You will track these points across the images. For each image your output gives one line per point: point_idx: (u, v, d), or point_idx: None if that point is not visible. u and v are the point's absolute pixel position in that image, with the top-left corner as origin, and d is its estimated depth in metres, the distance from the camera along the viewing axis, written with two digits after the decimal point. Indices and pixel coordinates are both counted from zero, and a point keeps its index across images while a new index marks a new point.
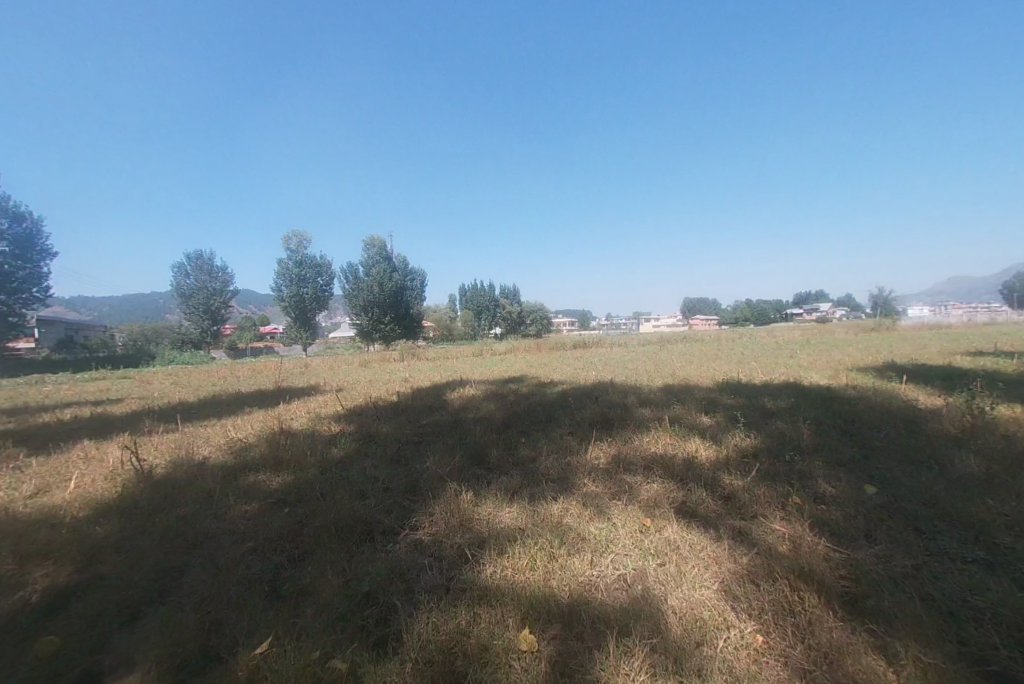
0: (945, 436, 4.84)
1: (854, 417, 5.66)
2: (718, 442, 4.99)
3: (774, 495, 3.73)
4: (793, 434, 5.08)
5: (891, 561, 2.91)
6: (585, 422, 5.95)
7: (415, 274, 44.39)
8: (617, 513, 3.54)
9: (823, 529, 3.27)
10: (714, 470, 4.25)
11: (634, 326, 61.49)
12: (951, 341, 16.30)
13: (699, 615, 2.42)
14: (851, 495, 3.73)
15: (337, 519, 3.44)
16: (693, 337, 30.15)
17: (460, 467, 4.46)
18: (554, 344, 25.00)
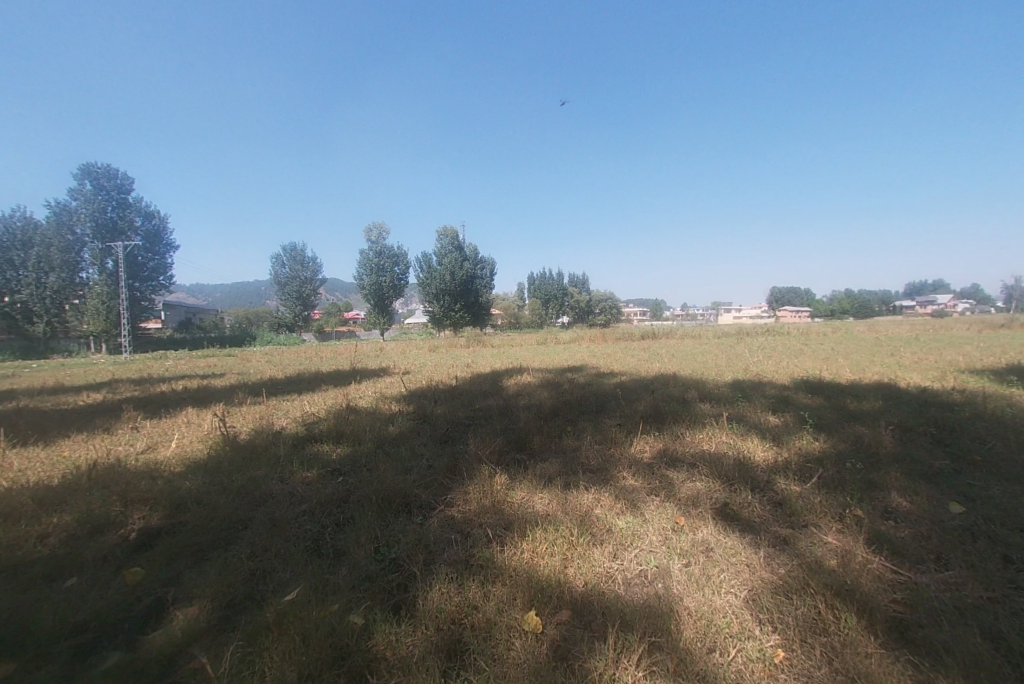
0: None
1: (956, 426, 4.90)
2: (780, 443, 4.61)
3: (833, 505, 3.38)
4: (872, 440, 4.53)
5: (963, 591, 2.55)
6: (635, 414, 5.78)
7: (486, 263, 45.31)
8: (650, 509, 3.43)
9: (884, 547, 2.93)
10: (767, 472, 3.94)
11: (712, 317, 57.82)
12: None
13: (716, 621, 2.32)
14: (930, 513, 3.28)
15: (379, 491, 3.72)
16: (776, 330, 27.79)
17: (501, 451, 4.58)
18: (622, 333, 24.25)
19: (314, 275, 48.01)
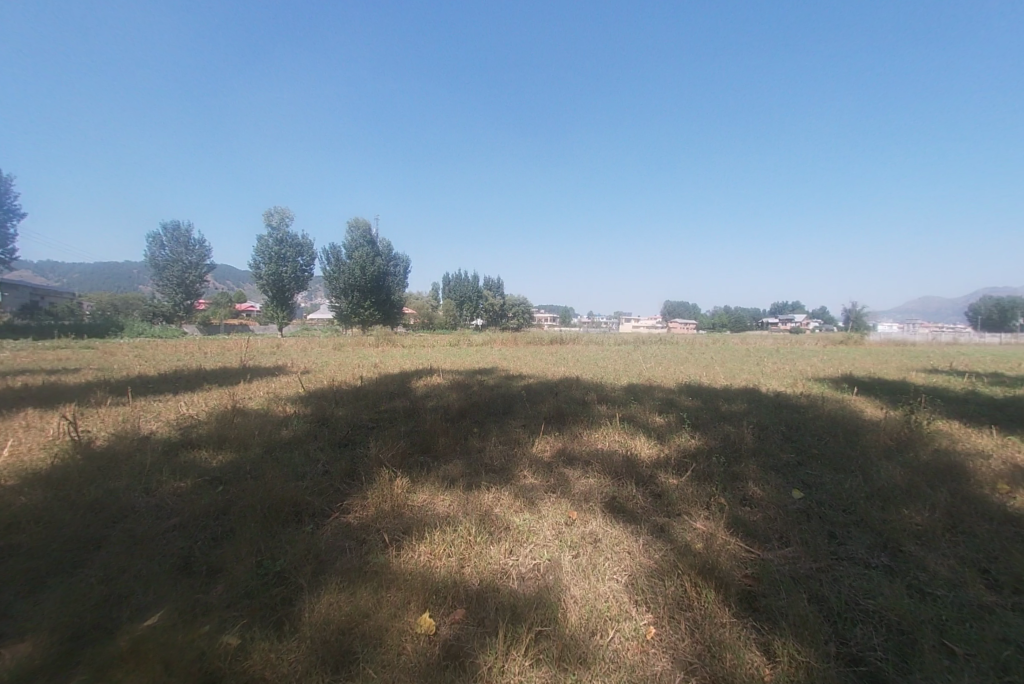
0: (879, 446, 5.00)
1: (799, 425, 5.83)
2: (663, 441, 5.11)
3: (702, 495, 3.83)
4: (736, 437, 5.21)
5: (797, 563, 3.04)
6: (539, 415, 6.01)
7: (399, 260, 43.99)
8: (546, 505, 3.60)
9: (739, 529, 3.39)
10: (651, 467, 4.35)
11: (614, 326, 62.16)
12: (911, 358, 16.89)
13: (599, 606, 2.51)
14: (776, 498, 3.86)
15: (266, 498, 3.44)
16: (666, 340, 30.72)
17: (404, 453, 4.48)
18: (532, 338, 25.01)
19: (201, 260, 42.72)
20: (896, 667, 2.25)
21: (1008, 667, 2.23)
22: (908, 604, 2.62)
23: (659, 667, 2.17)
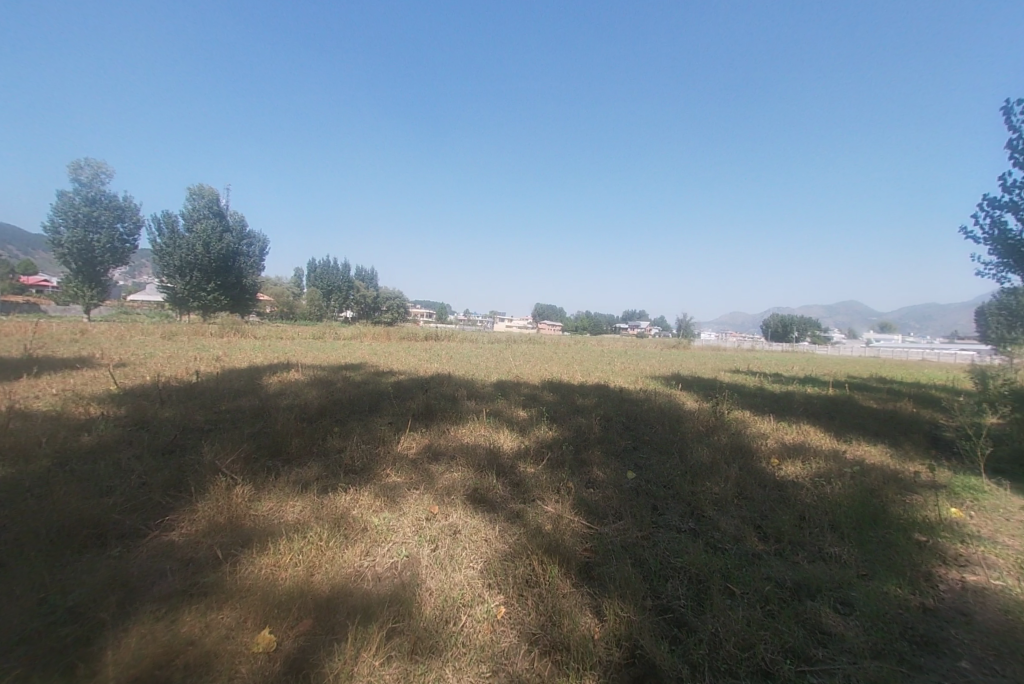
0: (694, 431, 6.07)
1: (637, 416, 6.76)
2: (524, 434, 5.46)
3: (555, 481, 4.21)
4: (587, 428, 5.82)
5: (627, 533, 3.55)
6: (407, 412, 5.92)
7: (255, 240, 38.93)
8: (408, 502, 3.59)
9: (583, 508, 3.82)
10: (512, 458, 4.62)
11: (489, 324, 63.93)
12: (722, 361, 20.74)
13: (453, 595, 2.61)
14: (615, 479, 4.44)
15: (53, 522, 2.79)
16: (535, 339, 32.65)
17: (248, 457, 4.02)
18: (405, 334, 24.36)
19: None
20: (692, 610, 2.78)
21: (765, 597, 2.93)
22: (704, 557, 3.26)
23: (506, 643, 2.34)
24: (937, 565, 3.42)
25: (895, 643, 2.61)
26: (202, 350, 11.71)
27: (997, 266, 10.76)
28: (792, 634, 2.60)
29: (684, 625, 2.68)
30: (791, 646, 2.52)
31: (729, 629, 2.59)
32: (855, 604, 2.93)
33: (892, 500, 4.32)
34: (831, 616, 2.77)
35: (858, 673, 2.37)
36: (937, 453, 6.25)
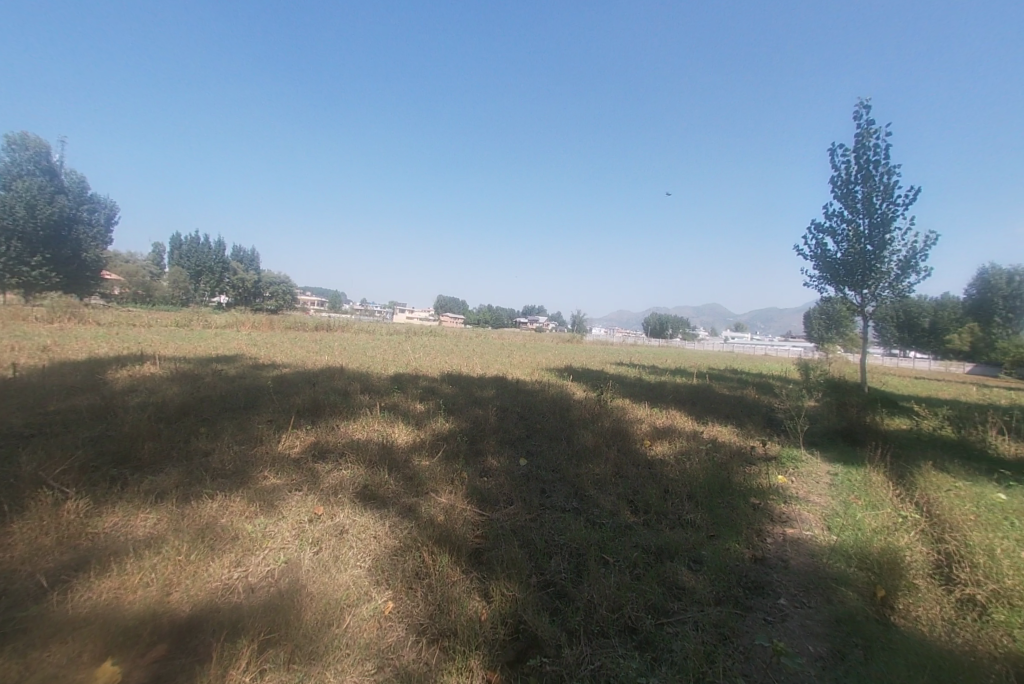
0: (581, 418, 6.56)
1: (531, 406, 7.08)
2: (420, 427, 5.41)
3: (449, 471, 4.25)
4: (483, 418, 5.96)
5: (517, 516, 3.73)
6: (290, 408, 5.48)
7: (99, 207, 32.61)
8: (289, 505, 3.36)
9: (475, 496, 3.93)
10: (406, 452, 4.56)
11: (387, 315, 61.55)
12: (609, 354, 22.57)
13: (337, 596, 2.52)
14: (507, 467, 4.62)
15: None
16: (435, 332, 32.24)
17: (84, 467, 3.41)
18: (293, 323, 22.29)
19: None
20: (572, 581, 3.03)
21: (633, 563, 3.30)
22: (584, 533, 3.56)
23: (393, 637, 2.33)
24: (766, 522, 4.16)
25: (731, 590, 3.13)
26: (20, 338, 9.52)
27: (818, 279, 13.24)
28: (654, 592, 2.97)
29: (564, 596, 2.91)
30: (652, 602, 2.89)
31: (603, 594, 2.87)
32: (703, 560, 3.44)
33: (736, 472, 5.14)
34: (685, 573, 3.23)
35: (703, 618, 2.80)
36: (770, 430, 7.56)
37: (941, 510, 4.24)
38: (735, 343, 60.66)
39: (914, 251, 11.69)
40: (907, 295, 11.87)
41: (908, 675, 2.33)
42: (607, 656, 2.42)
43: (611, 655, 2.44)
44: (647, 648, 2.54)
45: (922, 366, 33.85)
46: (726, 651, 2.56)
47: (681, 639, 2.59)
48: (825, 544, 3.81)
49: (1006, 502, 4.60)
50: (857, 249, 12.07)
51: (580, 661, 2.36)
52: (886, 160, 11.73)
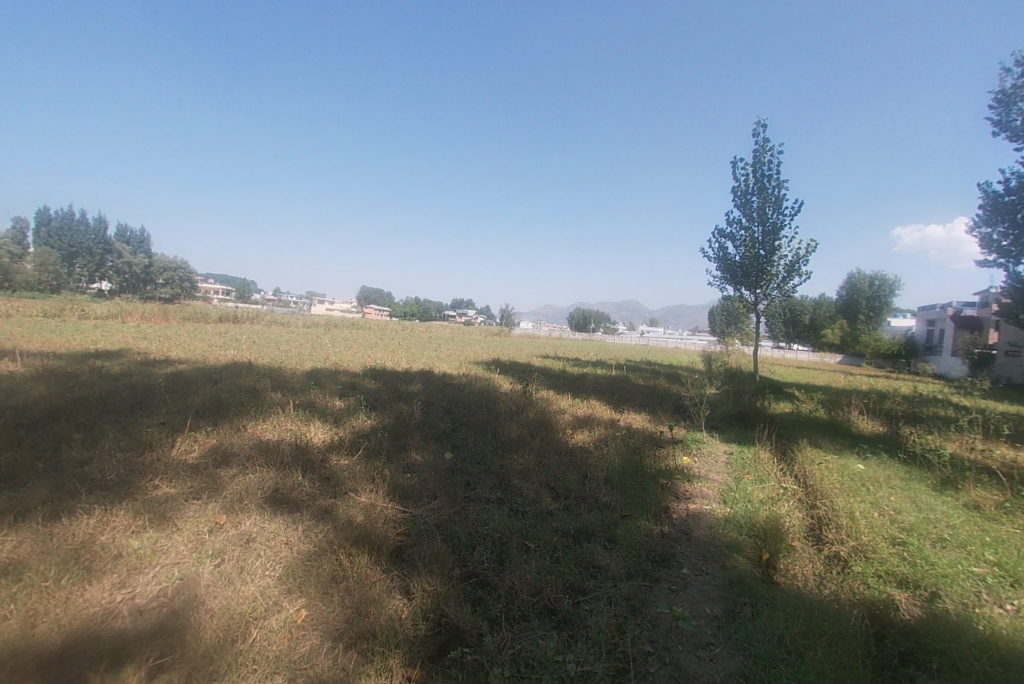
0: (507, 410, 6.69)
1: (457, 400, 7.06)
2: (339, 424, 5.18)
3: (369, 469, 4.12)
4: (407, 413, 5.85)
5: (440, 511, 3.72)
6: (188, 408, 4.96)
7: None
8: (185, 516, 3.07)
9: (397, 493, 3.85)
10: (323, 451, 4.34)
11: (305, 306, 57.59)
12: (536, 348, 23.13)
13: (243, 608, 2.36)
14: (432, 461, 4.58)
15: None
16: (359, 324, 30.82)
17: None
18: (191, 315, 20.04)
19: None
20: (494, 570, 3.10)
21: (553, 547, 3.45)
22: (506, 522, 3.65)
23: (307, 645, 2.23)
24: (673, 500, 4.56)
25: (641, 564, 3.38)
26: None
27: (720, 279, 14.60)
28: (571, 573, 3.12)
29: (487, 585, 2.97)
30: (570, 582, 3.04)
31: (524, 578, 2.97)
32: (617, 539, 3.69)
33: (648, 456, 5.55)
34: (601, 553, 3.43)
35: (616, 592, 3.00)
36: (678, 416, 8.25)
37: (813, 481, 4.92)
38: (652, 337, 65.03)
39: (797, 257, 13.32)
40: (792, 295, 13.51)
41: (783, 625, 2.68)
42: (527, 639, 2.51)
43: (530, 638, 2.53)
44: (564, 627, 2.67)
45: (804, 357, 38.75)
46: (636, 620, 2.77)
47: (596, 614, 2.76)
48: (722, 517, 4.25)
49: (861, 470, 5.44)
50: (753, 253, 13.49)
51: (500, 647, 2.43)
52: (777, 175, 13.21)
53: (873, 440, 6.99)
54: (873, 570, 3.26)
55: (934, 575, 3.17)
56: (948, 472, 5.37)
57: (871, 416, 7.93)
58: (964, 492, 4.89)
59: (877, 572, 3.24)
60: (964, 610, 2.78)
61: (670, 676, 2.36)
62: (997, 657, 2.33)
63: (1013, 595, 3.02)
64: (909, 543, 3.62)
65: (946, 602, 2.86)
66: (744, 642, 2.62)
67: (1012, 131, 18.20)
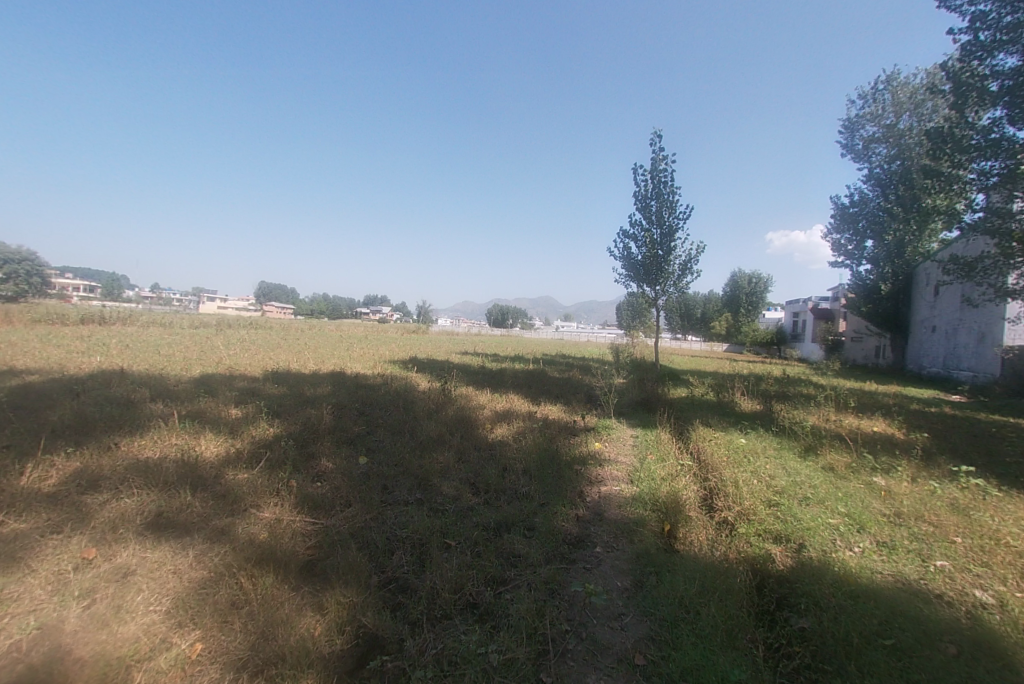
0: (425, 408, 6.60)
1: (371, 401, 6.77)
2: (237, 434, 4.72)
3: (273, 482, 3.82)
4: (316, 418, 5.50)
5: (355, 518, 3.57)
6: (40, 428, 4.20)
7: None
8: (41, 557, 2.62)
9: (306, 505, 3.61)
10: (217, 466, 3.94)
11: (192, 303, 51.04)
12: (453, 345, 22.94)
13: (123, 652, 2.09)
14: (344, 467, 4.37)
15: None
16: (260, 323, 28.10)
17: None
18: (42, 316, 16.80)
19: None
20: (414, 572, 3.06)
21: (474, 541, 3.48)
22: (426, 522, 3.61)
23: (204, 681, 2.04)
24: (586, 484, 4.84)
25: (559, 548, 3.55)
26: None
27: (625, 276, 15.67)
28: (492, 565, 3.18)
29: (407, 588, 2.92)
30: (491, 574, 3.10)
31: (445, 576, 2.96)
32: (536, 527, 3.83)
33: (564, 444, 5.81)
34: (520, 542, 3.53)
35: (535, 578, 3.12)
36: (590, 406, 8.76)
37: (705, 457, 5.54)
38: (565, 331, 67.78)
39: (690, 257, 14.77)
40: (686, 292, 14.94)
41: (683, 587, 2.99)
42: (450, 636, 2.53)
43: (453, 635, 2.55)
44: (486, 619, 2.73)
45: (697, 347, 42.97)
46: (554, 602, 2.91)
47: (517, 602, 2.85)
48: (630, 496, 4.61)
49: (743, 443, 6.22)
50: (653, 253, 14.67)
51: (423, 649, 2.42)
52: (672, 181, 14.49)
53: (752, 417, 8.02)
54: (754, 529, 3.76)
55: (801, 529, 3.74)
56: (809, 440, 6.35)
57: (750, 396, 9.09)
58: (822, 456, 5.83)
59: (757, 531, 3.74)
60: (823, 556, 3.33)
61: (587, 650, 2.52)
62: (846, 591, 2.83)
63: (858, 539, 3.67)
64: (782, 503, 4.22)
65: (810, 550, 3.40)
66: (650, 607, 2.88)
67: (854, 154, 21.80)
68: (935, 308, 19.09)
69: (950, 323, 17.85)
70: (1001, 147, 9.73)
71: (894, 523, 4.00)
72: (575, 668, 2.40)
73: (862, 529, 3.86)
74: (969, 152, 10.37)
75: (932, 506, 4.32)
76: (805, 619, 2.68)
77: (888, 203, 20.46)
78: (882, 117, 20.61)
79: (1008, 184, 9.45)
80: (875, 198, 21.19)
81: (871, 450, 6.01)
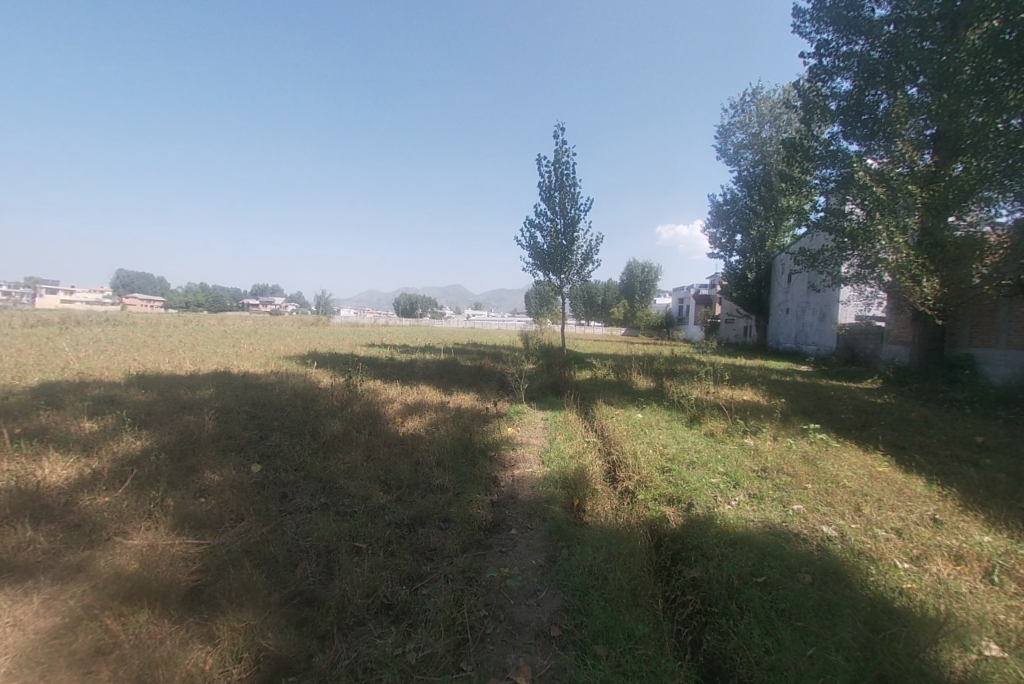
0: (328, 405, 6.19)
1: (264, 402, 6.14)
2: (93, 451, 4.00)
3: (143, 504, 3.30)
4: (197, 425, 4.85)
5: (249, 533, 3.23)
6: None
7: None
8: None
9: (189, 524, 3.19)
10: (67, 492, 3.30)
11: (23, 296, 41.90)
12: (358, 336, 21.79)
13: None
14: (234, 478, 3.92)
15: None
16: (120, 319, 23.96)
17: None
18: None
19: None
20: (322, 581, 2.87)
21: (387, 541, 3.36)
22: (333, 527, 3.39)
23: None
24: (499, 468, 4.93)
25: (474, 535, 3.57)
26: None
27: (532, 265, 16.06)
28: (407, 562, 3.10)
29: (314, 599, 2.73)
30: (406, 572, 3.01)
31: (355, 582, 2.80)
32: (451, 517, 3.81)
33: (477, 432, 5.83)
34: (435, 534, 3.49)
35: (452, 568, 3.10)
36: (502, 392, 8.92)
37: (608, 433, 5.95)
38: (476, 319, 67.98)
39: (591, 247, 15.57)
40: (588, 280, 15.76)
41: (592, 555, 3.18)
42: (364, 643, 2.42)
43: (367, 641, 2.44)
44: (402, 618, 2.65)
45: (599, 331, 45.77)
46: (472, 589, 2.92)
47: (434, 595, 2.81)
48: (542, 475, 4.79)
49: (641, 418, 6.79)
50: (557, 243, 15.19)
51: (335, 662, 2.28)
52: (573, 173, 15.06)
53: (647, 393, 8.78)
54: (651, 495, 4.13)
55: (689, 490, 4.20)
56: (694, 411, 7.13)
57: (645, 375, 9.92)
58: (704, 424, 6.60)
59: (654, 496, 4.12)
60: (707, 511, 3.77)
61: (505, 630, 2.58)
62: (727, 539, 3.25)
63: (734, 494, 4.22)
64: (673, 469, 4.68)
65: (697, 508, 3.84)
66: (563, 579, 3.03)
67: (727, 156, 24.61)
68: (788, 292, 22.48)
69: (799, 305, 21.19)
70: (838, 157, 11.65)
71: (761, 477, 4.68)
72: (494, 651, 2.44)
73: (737, 485, 4.44)
74: (814, 160, 12.23)
75: (790, 459, 5.13)
76: (695, 569, 3.02)
77: (753, 201, 23.51)
78: (749, 126, 23.58)
79: (844, 189, 11.33)
80: (743, 196, 24.20)
81: (742, 416, 6.94)
